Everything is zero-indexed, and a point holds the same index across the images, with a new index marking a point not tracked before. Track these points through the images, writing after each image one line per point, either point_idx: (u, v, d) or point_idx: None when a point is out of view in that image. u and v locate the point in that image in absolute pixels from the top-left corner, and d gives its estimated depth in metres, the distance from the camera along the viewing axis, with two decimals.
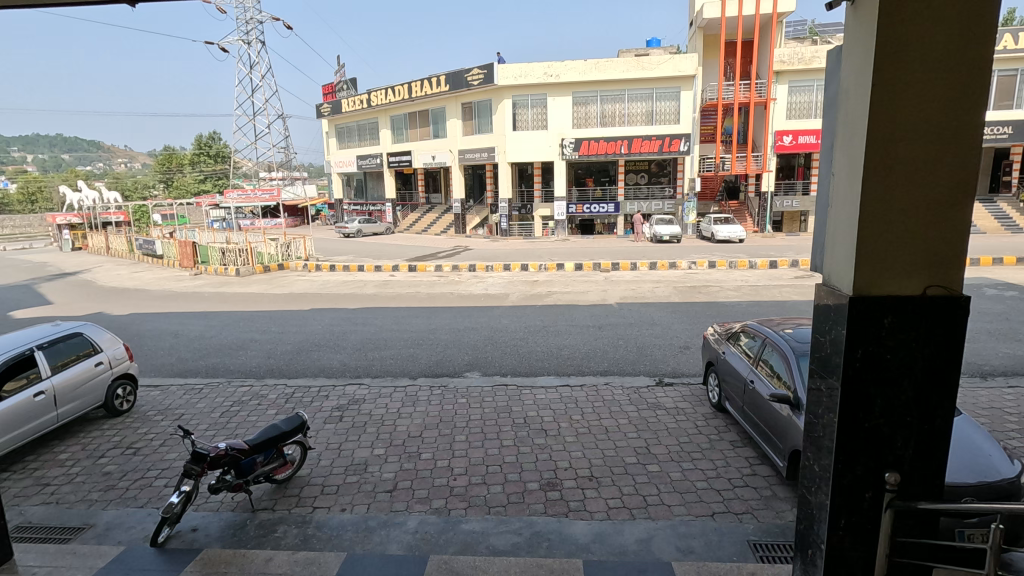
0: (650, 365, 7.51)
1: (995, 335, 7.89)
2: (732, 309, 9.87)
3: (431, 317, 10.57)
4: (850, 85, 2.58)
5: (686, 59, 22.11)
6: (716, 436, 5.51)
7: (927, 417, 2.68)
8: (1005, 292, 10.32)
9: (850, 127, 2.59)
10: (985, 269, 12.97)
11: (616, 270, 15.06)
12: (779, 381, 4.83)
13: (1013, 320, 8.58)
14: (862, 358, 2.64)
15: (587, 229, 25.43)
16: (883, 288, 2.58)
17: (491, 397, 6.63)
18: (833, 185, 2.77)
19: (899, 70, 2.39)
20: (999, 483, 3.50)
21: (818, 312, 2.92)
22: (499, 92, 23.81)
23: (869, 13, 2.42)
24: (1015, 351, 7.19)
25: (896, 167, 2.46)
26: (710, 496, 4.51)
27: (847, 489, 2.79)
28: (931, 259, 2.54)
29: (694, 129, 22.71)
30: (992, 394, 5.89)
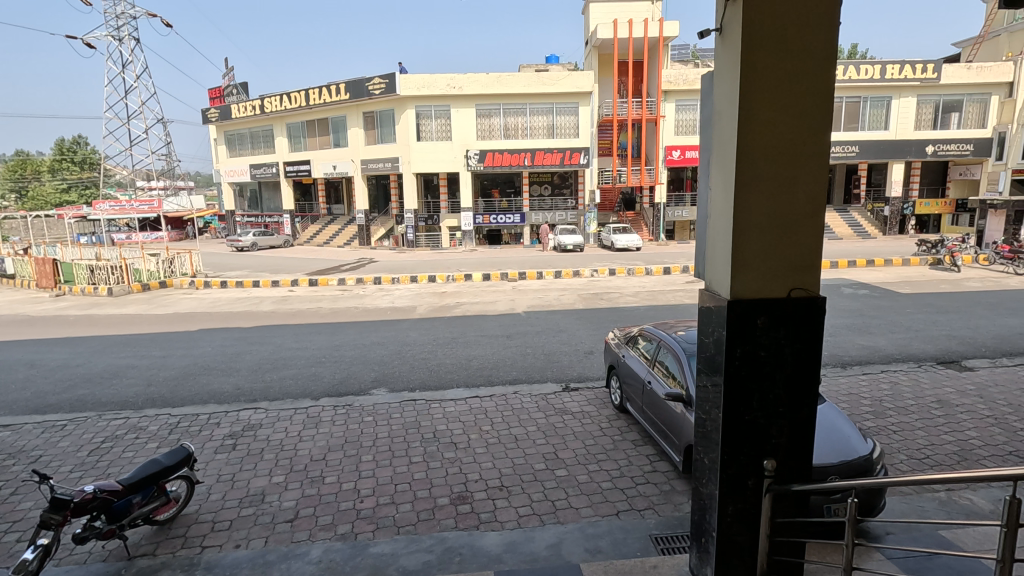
0: (557, 372, 7.70)
1: (850, 328, 8.96)
2: (632, 315, 10.41)
3: (335, 332, 10.15)
4: (722, 107, 2.83)
5: (583, 77, 23.16)
6: (619, 437, 5.75)
7: (797, 407, 2.97)
8: (858, 291, 11.76)
9: (722, 147, 2.85)
10: (843, 271, 14.69)
11: (523, 279, 15.35)
12: (673, 381, 5.14)
13: (865, 315, 9.81)
14: (740, 356, 2.89)
15: (494, 239, 25.70)
16: (755, 291, 2.84)
17: (399, 413, 6.46)
18: (711, 198, 3.01)
19: (762, 96, 2.66)
20: (857, 461, 3.95)
21: (702, 314, 3.14)
22: (401, 102, 23.53)
23: (733, 44, 2.68)
24: (868, 343, 8.20)
25: (761, 184, 2.74)
26: (615, 495, 4.69)
27: (732, 478, 3.02)
28: (794, 264, 2.83)
29: (592, 143, 23.78)
30: (850, 381, 6.68)
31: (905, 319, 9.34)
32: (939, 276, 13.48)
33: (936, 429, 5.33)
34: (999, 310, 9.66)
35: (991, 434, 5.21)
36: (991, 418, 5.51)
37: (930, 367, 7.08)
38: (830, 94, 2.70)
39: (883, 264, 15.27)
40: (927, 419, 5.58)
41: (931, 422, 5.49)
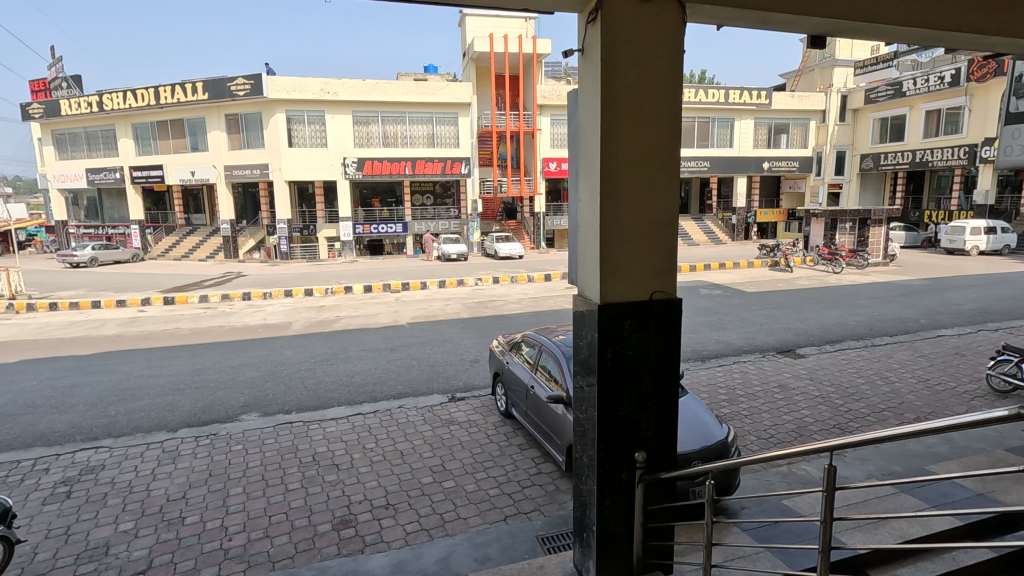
0: (443, 382, 7.63)
1: (707, 325, 9.93)
2: (515, 321, 10.66)
3: (196, 355, 9.17)
4: (586, 123, 3.00)
5: (461, 88, 23.37)
6: (505, 443, 5.83)
7: (662, 401, 3.22)
8: (713, 292, 13.11)
9: (587, 160, 3.01)
10: (701, 274, 16.26)
11: (406, 290, 15.06)
12: (555, 383, 5.32)
13: (719, 312, 10.93)
14: (611, 356, 3.07)
15: (376, 249, 25.02)
16: (621, 295, 3.04)
17: (273, 439, 5.99)
18: (580, 209, 3.16)
19: (620, 113, 2.86)
20: (716, 445, 4.37)
21: (576, 318, 3.29)
22: (270, 105, 22.09)
23: (594, 64, 2.86)
24: (722, 337, 9.14)
25: (623, 196, 2.94)
26: (502, 501, 4.75)
27: (608, 473, 3.20)
28: (655, 269, 3.08)
29: (472, 153, 24.09)
30: (709, 373, 7.39)
31: (751, 315, 10.56)
32: (776, 276, 15.43)
33: (779, 411, 6.08)
34: (823, 304, 11.27)
35: (820, 411, 6.04)
36: (820, 398, 6.40)
37: (772, 356, 8.05)
38: (678, 113, 2.99)
39: (732, 266, 17.15)
40: (771, 402, 6.33)
41: (774, 404, 6.25)
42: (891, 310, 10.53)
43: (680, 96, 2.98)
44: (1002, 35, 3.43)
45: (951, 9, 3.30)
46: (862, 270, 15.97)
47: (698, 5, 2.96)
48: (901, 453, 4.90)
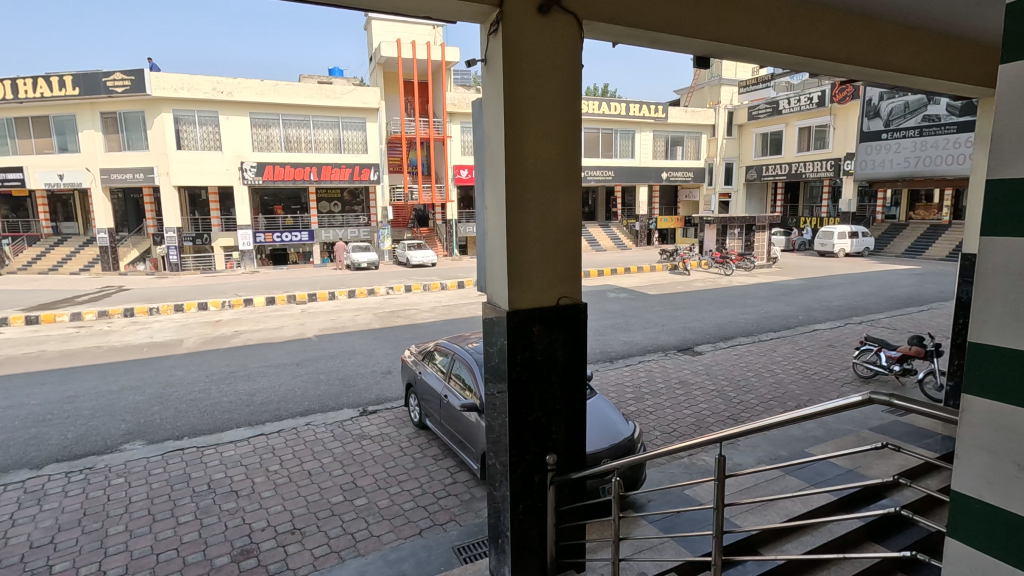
0: (353, 396, 7.35)
1: (615, 327, 10.36)
2: (429, 330, 10.52)
3: (68, 380, 8.17)
4: (490, 131, 3.04)
5: (369, 92, 22.75)
6: (420, 454, 5.73)
7: (571, 403, 3.30)
8: (620, 295, 13.71)
9: (492, 169, 3.05)
10: (608, 278, 16.95)
11: (313, 301, 14.39)
12: (468, 392, 5.30)
13: (624, 315, 11.45)
14: (521, 362, 3.11)
15: (280, 258, 23.74)
16: (529, 302, 3.10)
17: (162, 467, 5.47)
18: (487, 217, 3.18)
19: (522, 122, 2.93)
20: (623, 442, 4.56)
21: (486, 325, 3.30)
22: (154, 104, 20.27)
23: (496, 73, 2.90)
24: (629, 338, 9.58)
25: (527, 204, 3.01)
26: (417, 514, 4.64)
27: (521, 477, 3.22)
28: (561, 274, 3.17)
29: (381, 160, 23.54)
30: (617, 373, 7.71)
31: (654, 316, 11.16)
32: (676, 279, 16.42)
33: (680, 406, 6.46)
34: (717, 304, 12.15)
35: (716, 403, 6.50)
36: (716, 391, 6.88)
37: (674, 355, 8.56)
38: (578, 124, 3.10)
39: (637, 270, 18.04)
40: (673, 398, 6.72)
41: (676, 400, 6.64)
42: (774, 308, 11.56)
43: (578, 108, 3.09)
44: (851, 60, 3.90)
45: (810, 35, 3.69)
46: (750, 272, 17.41)
47: (596, 24, 3.09)
48: (785, 438, 5.39)
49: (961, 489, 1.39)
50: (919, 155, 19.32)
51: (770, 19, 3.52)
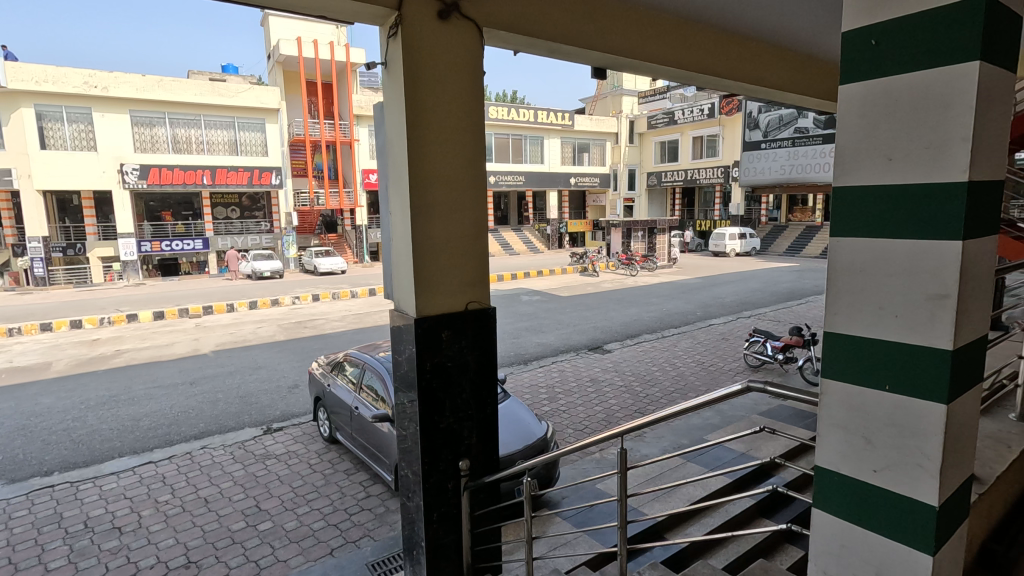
0: (256, 414, 6.91)
1: (528, 330, 10.52)
2: (338, 340, 10.13)
3: None
4: (393, 135, 2.98)
5: (267, 92, 21.53)
6: (330, 470, 5.49)
7: (482, 407, 3.31)
8: (533, 298, 13.97)
9: (396, 174, 3.00)
10: (521, 281, 17.21)
11: (209, 314, 13.36)
12: (380, 402, 5.15)
13: (537, 317, 11.68)
14: (430, 369, 3.08)
15: (170, 269, 21.84)
16: (437, 307, 3.07)
17: (26, 509, 4.83)
18: (392, 222, 3.12)
19: (425, 127, 2.90)
20: (537, 442, 4.65)
21: (394, 334, 3.23)
22: (10, 98, 17.92)
23: (397, 77, 2.85)
24: (542, 340, 9.78)
25: (432, 209, 2.98)
26: (328, 533, 4.44)
27: (434, 485, 3.18)
28: (469, 279, 3.17)
29: (284, 163, 22.37)
30: (531, 375, 7.83)
31: (565, 317, 11.48)
32: (586, 281, 17.00)
33: (591, 403, 6.68)
34: (623, 303, 12.71)
35: (624, 399, 6.79)
36: (624, 387, 7.20)
37: (585, 354, 8.85)
38: (481, 128, 3.11)
39: (549, 273, 18.47)
40: (584, 396, 6.95)
41: (587, 398, 6.85)
42: (675, 306, 12.29)
43: (480, 111, 3.10)
44: (723, 74, 4.28)
45: (695, 50, 4.01)
46: (653, 272, 18.38)
47: (495, 31, 3.13)
48: (686, 427, 5.74)
49: (824, 464, 1.53)
50: (794, 163, 21.18)
51: (660, 33, 3.77)
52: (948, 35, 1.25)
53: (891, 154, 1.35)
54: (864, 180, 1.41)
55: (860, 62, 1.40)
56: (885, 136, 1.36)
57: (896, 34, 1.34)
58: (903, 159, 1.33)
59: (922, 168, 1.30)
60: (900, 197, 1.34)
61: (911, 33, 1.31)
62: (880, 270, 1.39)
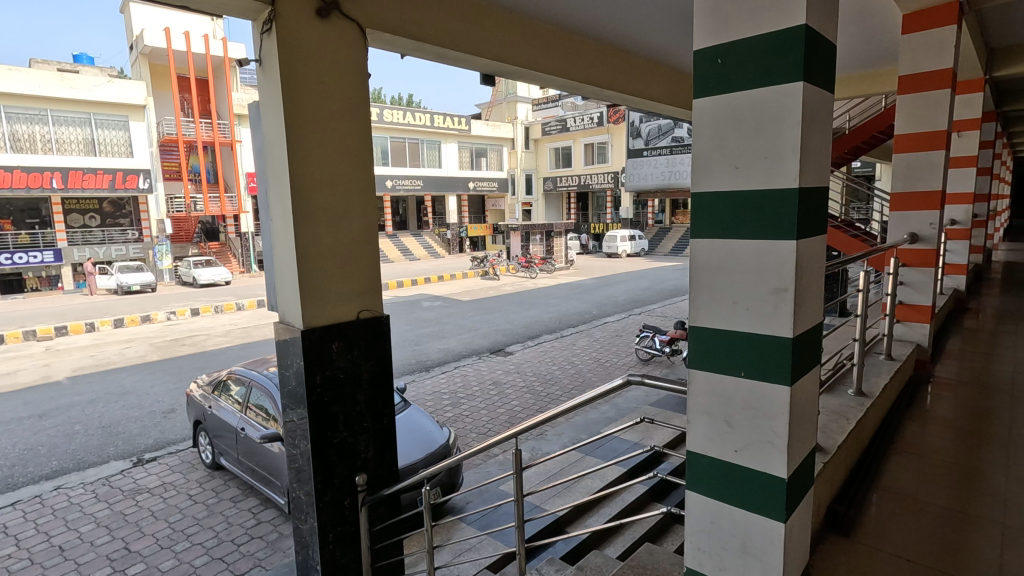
0: (124, 445, 6.19)
1: (429, 336, 10.37)
2: (222, 356, 9.35)
3: None
4: (270, 138, 2.80)
5: (131, 86, 19.38)
6: (214, 499, 5.05)
7: (378, 418, 3.21)
8: (434, 303, 13.83)
9: (276, 178, 2.82)
10: (422, 287, 16.97)
11: (64, 335, 11.77)
12: (270, 421, 4.82)
13: (439, 322, 11.58)
14: (321, 382, 2.93)
15: (11, 285, 19.01)
16: (325, 317, 2.93)
17: None
18: (273, 230, 2.93)
19: (306, 129, 2.76)
20: (438, 449, 4.61)
21: (279, 347, 3.04)
22: None
23: (273, 76, 2.69)
24: (445, 345, 9.71)
25: (318, 214, 2.85)
26: (212, 568, 4.08)
27: (329, 504, 3.03)
28: (359, 287, 3.06)
29: (153, 165, 20.30)
30: (433, 382, 7.73)
31: (467, 321, 11.49)
32: (487, 284, 17.13)
33: (494, 405, 6.73)
34: (524, 306, 12.95)
35: (526, 399, 6.91)
36: (526, 388, 7.34)
37: (487, 357, 8.92)
38: (369, 132, 3.03)
39: (450, 278, 18.38)
40: (487, 399, 6.98)
41: (490, 401, 6.89)
42: (573, 306, 12.75)
43: (368, 115, 3.02)
44: (596, 84, 4.57)
45: (571, 60, 4.24)
46: (551, 274, 18.96)
47: (380, 34, 3.07)
48: (584, 422, 5.96)
49: (695, 448, 1.66)
50: (672, 170, 22.92)
51: (541, 42, 3.94)
52: (781, 58, 1.40)
53: (738, 162, 1.49)
54: (716, 187, 1.55)
55: (708, 79, 1.54)
56: (732, 148, 1.50)
57: (737, 55, 1.48)
58: (746, 168, 1.48)
59: (762, 175, 1.45)
60: (745, 202, 1.49)
61: (747, 55, 1.46)
62: (732, 269, 1.53)
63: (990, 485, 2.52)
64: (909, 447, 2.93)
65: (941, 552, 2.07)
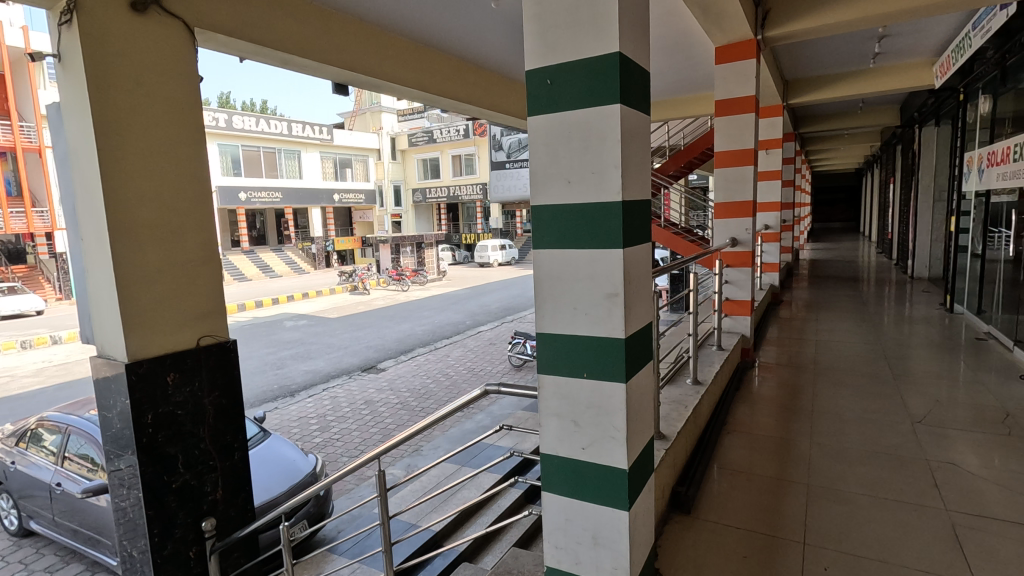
0: None
1: (294, 358, 9.69)
2: (32, 400, 7.89)
3: None
4: (77, 145, 2.43)
5: None
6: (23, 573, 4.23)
7: (227, 454, 2.90)
8: (299, 322, 12.97)
9: (86, 192, 2.45)
10: (284, 306, 15.82)
11: None
12: (94, 470, 4.14)
13: (304, 342, 10.88)
14: (154, 422, 2.59)
15: None
16: (157, 347, 2.60)
17: None
18: (85, 250, 2.54)
19: (122, 137, 2.43)
20: (304, 478, 4.30)
21: (99, 387, 2.64)
22: None
23: (76, 75, 2.33)
24: (311, 366, 9.14)
25: (142, 232, 2.51)
26: None
27: (169, 558, 2.67)
28: (198, 312, 2.74)
29: None
30: (299, 407, 7.22)
31: (336, 340, 10.94)
32: (356, 299, 16.46)
33: (367, 426, 6.45)
34: (396, 320, 12.64)
35: (400, 416, 6.73)
36: (400, 404, 7.16)
37: (358, 376, 8.55)
38: (204, 139, 2.73)
39: (316, 294, 17.37)
40: (359, 419, 6.69)
41: (363, 421, 6.60)
42: (446, 317, 12.72)
43: (201, 121, 2.73)
44: (447, 95, 4.67)
45: (422, 72, 4.31)
46: (424, 286, 18.77)
47: (213, 34, 2.81)
48: (460, 433, 5.95)
49: (549, 450, 1.73)
50: None
51: (390, 53, 3.95)
52: (602, 81, 1.52)
53: (569, 177, 1.59)
54: (553, 200, 1.63)
55: (540, 98, 1.62)
56: (565, 163, 1.60)
57: (563, 77, 1.58)
58: (578, 182, 1.58)
59: (590, 189, 1.56)
60: (578, 214, 1.59)
61: (573, 77, 1.56)
62: (571, 275, 1.62)
63: (800, 453, 2.94)
64: (739, 427, 3.33)
65: (763, 517, 2.36)
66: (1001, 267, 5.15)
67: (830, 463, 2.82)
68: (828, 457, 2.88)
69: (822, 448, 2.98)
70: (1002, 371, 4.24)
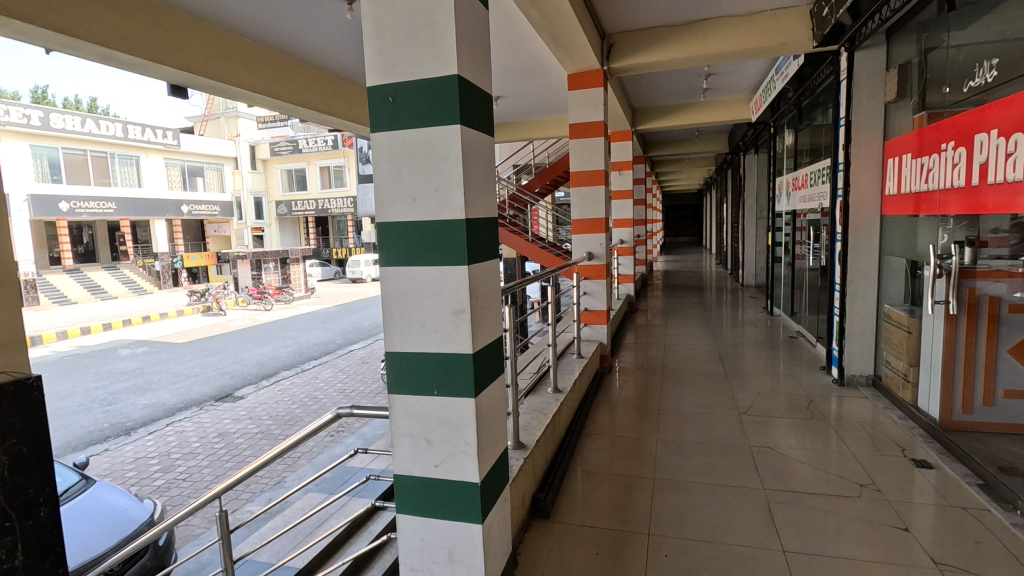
0: None
1: (129, 391, 8.49)
2: None
3: None
4: None
5: None
6: None
7: None
8: (137, 350, 11.40)
9: None
10: (119, 331, 13.84)
11: None
12: None
13: (142, 372, 9.58)
14: None
15: None
16: None
17: None
18: None
19: None
20: (138, 528, 3.77)
21: None
22: None
23: None
24: (151, 400, 8.06)
25: None
26: None
27: None
28: None
29: None
30: (135, 446, 6.34)
31: (183, 367, 9.79)
32: (210, 321, 14.93)
33: (220, 460, 5.86)
34: (256, 342, 11.69)
35: (260, 447, 6.20)
36: (259, 433, 6.61)
37: (211, 406, 7.75)
38: None
39: (159, 317, 15.44)
40: (211, 454, 6.05)
41: (215, 455, 5.98)
42: (314, 337, 12.03)
43: None
44: (303, 104, 4.47)
45: (270, 78, 4.07)
46: (290, 305, 17.57)
47: (8, 21, 2.37)
48: (327, 459, 5.62)
49: (401, 470, 1.70)
50: None
51: (232, 57, 3.68)
52: (442, 103, 1.54)
53: (414, 195, 1.60)
54: (396, 218, 1.63)
55: (381, 115, 1.62)
56: (408, 181, 1.60)
57: (404, 95, 1.58)
58: (422, 199, 1.59)
59: (434, 208, 1.58)
60: (422, 232, 1.60)
61: (413, 98, 1.57)
62: (417, 294, 1.62)
63: (649, 449, 3.21)
64: (596, 430, 3.54)
65: (615, 513, 2.52)
66: (806, 275, 6.08)
67: (673, 456, 3.10)
68: (670, 451, 3.17)
69: (666, 443, 3.27)
70: (807, 364, 5.00)
